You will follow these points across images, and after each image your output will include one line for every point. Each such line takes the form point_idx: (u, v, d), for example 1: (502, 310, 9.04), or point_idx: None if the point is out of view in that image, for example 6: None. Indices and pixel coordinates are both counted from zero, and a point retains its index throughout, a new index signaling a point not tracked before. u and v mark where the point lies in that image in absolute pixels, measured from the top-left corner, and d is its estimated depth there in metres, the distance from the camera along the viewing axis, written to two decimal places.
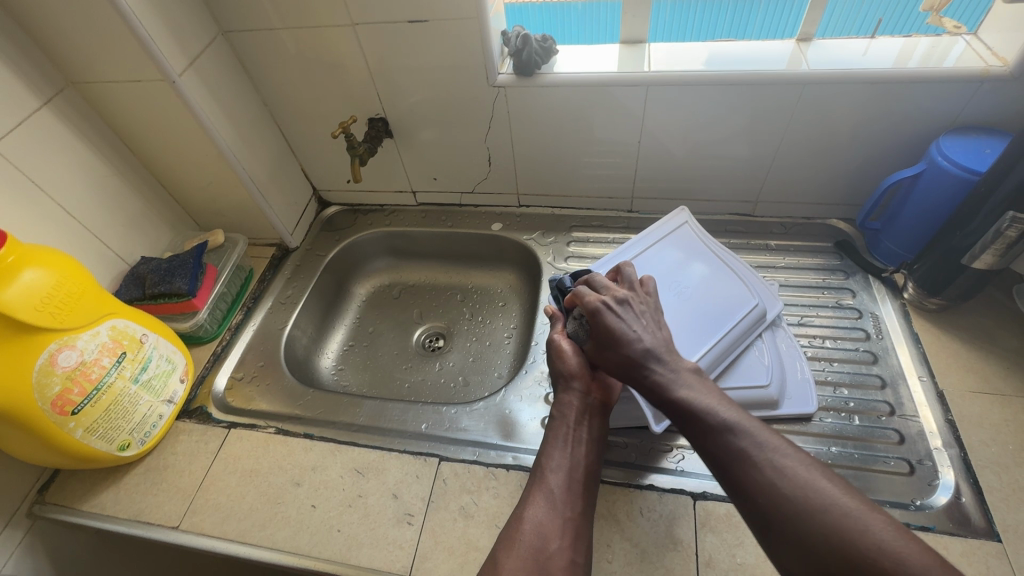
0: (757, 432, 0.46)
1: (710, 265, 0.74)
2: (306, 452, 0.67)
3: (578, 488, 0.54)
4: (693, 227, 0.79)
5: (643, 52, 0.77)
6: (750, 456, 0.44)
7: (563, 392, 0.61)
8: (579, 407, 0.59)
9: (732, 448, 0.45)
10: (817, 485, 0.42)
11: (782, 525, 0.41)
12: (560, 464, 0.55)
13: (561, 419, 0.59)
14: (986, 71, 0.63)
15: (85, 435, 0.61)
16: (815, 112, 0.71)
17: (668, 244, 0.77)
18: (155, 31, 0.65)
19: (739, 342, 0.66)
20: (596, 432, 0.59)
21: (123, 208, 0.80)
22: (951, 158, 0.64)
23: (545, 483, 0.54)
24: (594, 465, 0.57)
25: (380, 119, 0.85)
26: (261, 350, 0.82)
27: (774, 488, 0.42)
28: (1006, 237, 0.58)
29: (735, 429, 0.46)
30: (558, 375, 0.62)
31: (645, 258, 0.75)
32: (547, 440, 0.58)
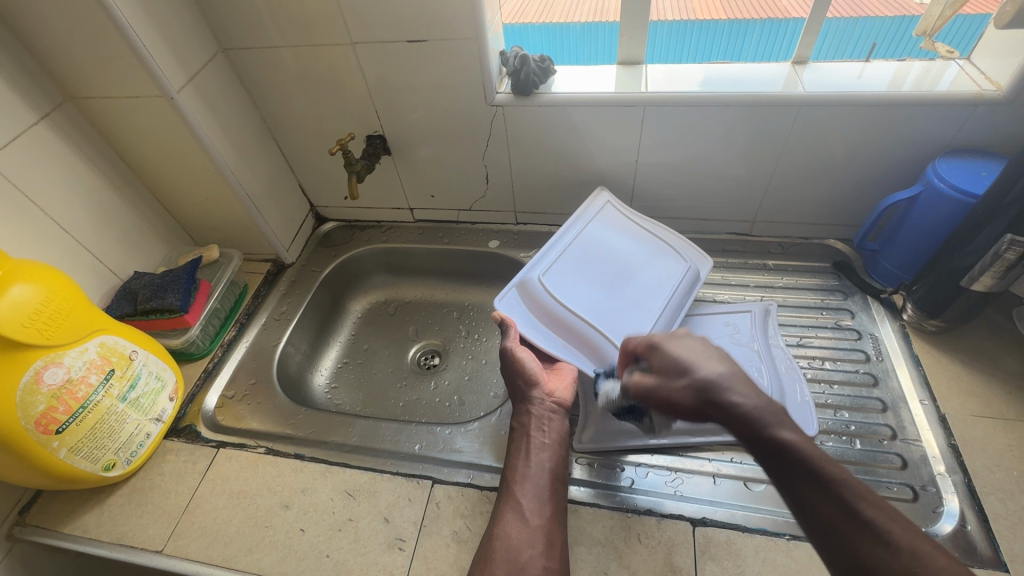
0: (872, 497, 0.38)
1: (642, 241, 0.77)
2: (297, 473, 0.66)
3: (544, 492, 0.56)
4: (616, 205, 0.81)
5: (640, 73, 0.77)
6: (872, 530, 0.37)
7: (522, 404, 0.65)
8: (538, 414, 0.63)
9: (855, 516, 0.38)
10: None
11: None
12: (524, 474, 0.58)
13: (522, 430, 0.62)
14: (980, 95, 0.63)
15: (69, 455, 0.59)
16: (812, 133, 0.72)
17: (600, 225, 0.78)
18: (154, 49, 0.65)
19: (684, 303, 0.71)
20: (557, 433, 0.62)
21: (118, 223, 0.79)
22: (948, 180, 0.64)
23: (513, 494, 0.56)
24: (557, 469, 0.59)
25: (378, 136, 0.86)
26: (254, 367, 0.80)
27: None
28: (1005, 259, 0.58)
29: (857, 495, 0.38)
30: (518, 385, 0.66)
31: (581, 240, 0.76)
32: (511, 454, 0.61)
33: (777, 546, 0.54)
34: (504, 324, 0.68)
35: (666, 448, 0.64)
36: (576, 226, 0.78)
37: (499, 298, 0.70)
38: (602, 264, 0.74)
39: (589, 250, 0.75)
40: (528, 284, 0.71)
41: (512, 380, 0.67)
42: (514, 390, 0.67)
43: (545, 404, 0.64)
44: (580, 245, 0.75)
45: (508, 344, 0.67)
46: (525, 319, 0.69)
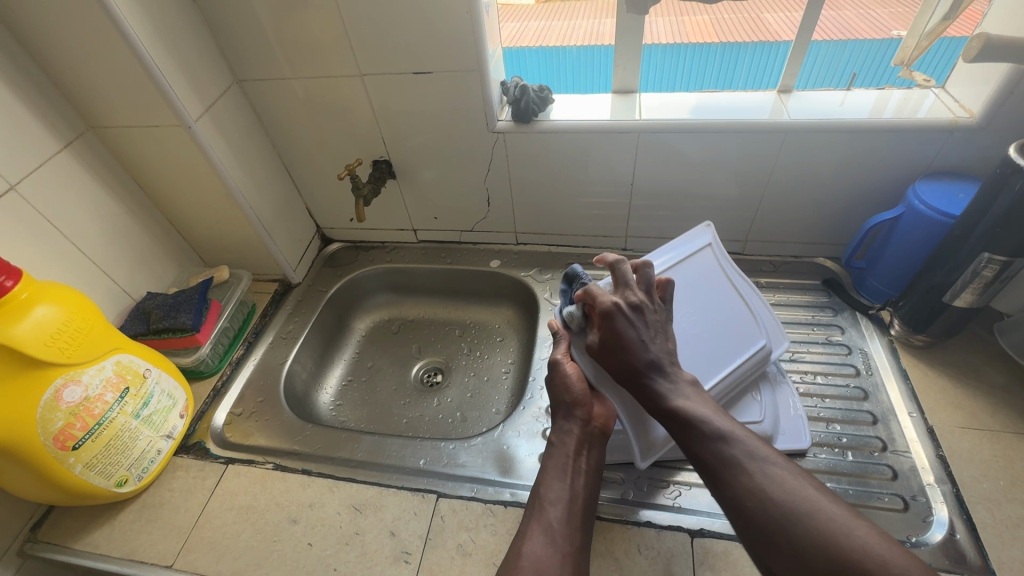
0: (744, 438, 0.50)
1: (726, 294, 0.71)
2: (304, 488, 0.67)
3: (575, 518, 0.55)
4: (715, 249, 0.75)
5: (634, 101, 0.82)
6: (737, 461, 0.48)
7: (565, 421, 0.62)
8: (581, 437, 0.61)
9: (722, 455, 0.49)
10: (805, 494, 0.45)
11: (771, 525, 0.44)
12: (558, 496, 0.57)
13: (561, 448, 0.61)
14: (955, 122, 0.67)
15: (84, 471, 0.61)
16: (797, 157, 0.75)
17: (688, 270, 0.73)
18: (174, 81, 0.69)
19: (746, 376, 0.66)
20: (595, 461, 0.60)
21: (132, 245, 0.82)
22: (927, 202, 0.67)
23: (545, 514, 0.55)
24: (591, 497, 0.58)
25: (384, 161, 0.89)
26: (261, 385, 0.82)
27: (764, 493, 0.45)
28: (983, 277, 0.61)
29: (727, 439, 0.50)
30: (561, 401, 0.64)
31: (663, 279, 0.72)
32: (545, 472, 0.60)
33: None
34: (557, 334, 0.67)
35: (664, 460, 0.66)
36: (660, 260, 0.74)
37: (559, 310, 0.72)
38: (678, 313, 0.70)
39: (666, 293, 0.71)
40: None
41: (557, 394, 0.64)
42: (557, 405, 0.64)
43: (588, 427, 0.61)
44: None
45: (559, 356, 0.65)
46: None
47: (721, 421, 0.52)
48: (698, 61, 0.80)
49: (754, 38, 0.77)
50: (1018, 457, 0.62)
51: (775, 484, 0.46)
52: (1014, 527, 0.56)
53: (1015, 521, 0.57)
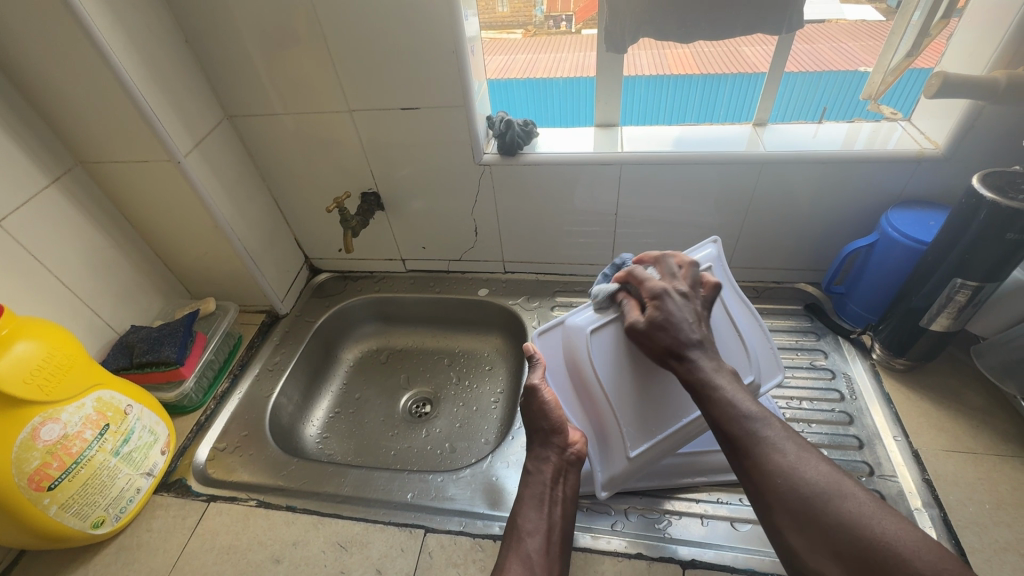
0: (778, 424, 0.47)
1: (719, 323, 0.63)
2: (288, 526, 0.66)
3: (554, 550, 0.55)
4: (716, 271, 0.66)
5: (615, 134, 0.85)
6: (766, 440, 0.46)
7: (541, 449, 0.62)
8: (558, 465, 0.61)
9: (755, 434, 0.47)
10: (827, 476, 0.43)
11: (798, 505, 0.42)
12: (536, 526, 0.56)
13: (538, 476, 0.60)
14: (921, 153, 0.70)
15: (58, 512, 0.59)
16: (775, 187, 0.78)
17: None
18: (164, 117, 0.70)
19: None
20: (572, 488, 0.60)
21: (118, 278, 0.82)
22: (899, 229, 0.69)
23: (523, 546, 0.55)
24: (567, 527, 0.58)
25: (372, 193, 0.90)
26: (246, 418, 0.81)
27: (793, 474, 0.43)
28: (956, 301, 0.63)
29: (760, 420, 0.47)
30: (538, 428, 0.63)
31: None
32: (521, 502, 0.59)
33: None
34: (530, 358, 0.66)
35: (654, 489, 0.66)
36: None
37: (541, 334, 0.69)
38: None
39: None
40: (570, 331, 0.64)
41: (534, 418, 0.63)
42: (534, 430, 0.63)
43: (566, 454, 0.61)
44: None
45: (535, 381, 0.64)
46: (554, 365, 0.66)
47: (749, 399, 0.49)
48: (681, 94, 0.81)
49: (732, 71, 0.77)
50: (1002, 479, 0.62)
51: (801, 469, 0.44)
52: (1001, 550, 0.56)
53: (1002, 545, 0.57)
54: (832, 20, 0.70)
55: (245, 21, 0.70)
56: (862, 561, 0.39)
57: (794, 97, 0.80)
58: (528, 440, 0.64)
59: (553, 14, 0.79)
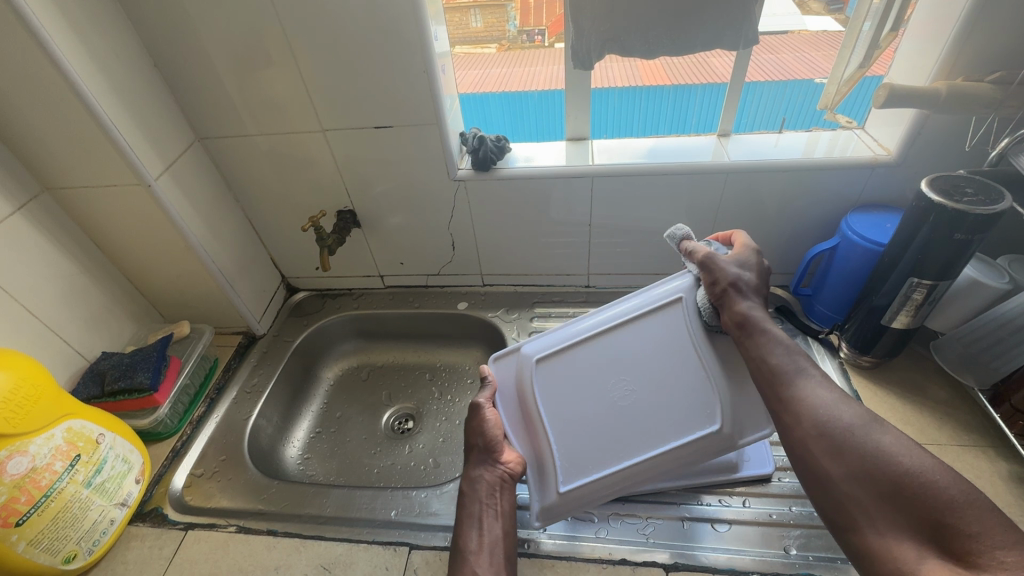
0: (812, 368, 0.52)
1: (676, 363, 0.60)
2: (269, 550, 0.65)
3: (500, 561, 0.55)
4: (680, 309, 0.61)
5: (586, 148, 0.87)
6: (807, 377, 0.51)
7: (475, 468, 0.62)
8: (492, 480, 0.61)
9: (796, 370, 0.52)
10: (852, 417, 0.47)
11: (833, 437, 0.46)
12: (479, 543, 0.56)
13: (475, 495, 0.60)
14: (876, 159, 0.74)
15: (28, 548, 0.57)
16: (740, 196, 0.81)
17: (644, 326, 0.61)
18: (132, 141, 0.69)
19: (671, 466, 0.59)
20: (510, 499, 0.61)
21: (88, 305, 0.80)
22: (859, 232, 0.73)
23: (467, 564, 0.54)
24: (510, 538, 0.58)
25: (348, 211, 0.91)
26: (224, 443, 0.80)
27: (831, 409, 0.48)
28: (914, 300, 0.66)
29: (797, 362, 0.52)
30: (470, 450, 0.64)
31: (604, 333, 0.63)
32: (464, 520, 0.60)
33: None
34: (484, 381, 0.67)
35: (635, 495, 0.67)
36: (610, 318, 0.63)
37: (498, 358, 0.68)
38: (612, 383, 0.61)
39: (606, 355, 0.62)
40: (523, 360, 0.65)
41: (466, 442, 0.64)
42: (470, 452, 0.64)
43: (499, 468, 0.62)
44: (600, 347, 0.62)
45: (480, 401, 0.65)
46: (506, 394, 0.66)
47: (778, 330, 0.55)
48: (655, 107, 0.84)
49: (700, 82, 0.80)
50: (965, 468, 0.65)
51: (838, 406, 0.48)
52: None
53: None
54: (794, 32, 0.74)
55: (215, 43, 0.71)
56: (896, 488, 0.42)
57: (761, 105, 0.82)
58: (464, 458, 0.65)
59: (526, 29, 0.79)
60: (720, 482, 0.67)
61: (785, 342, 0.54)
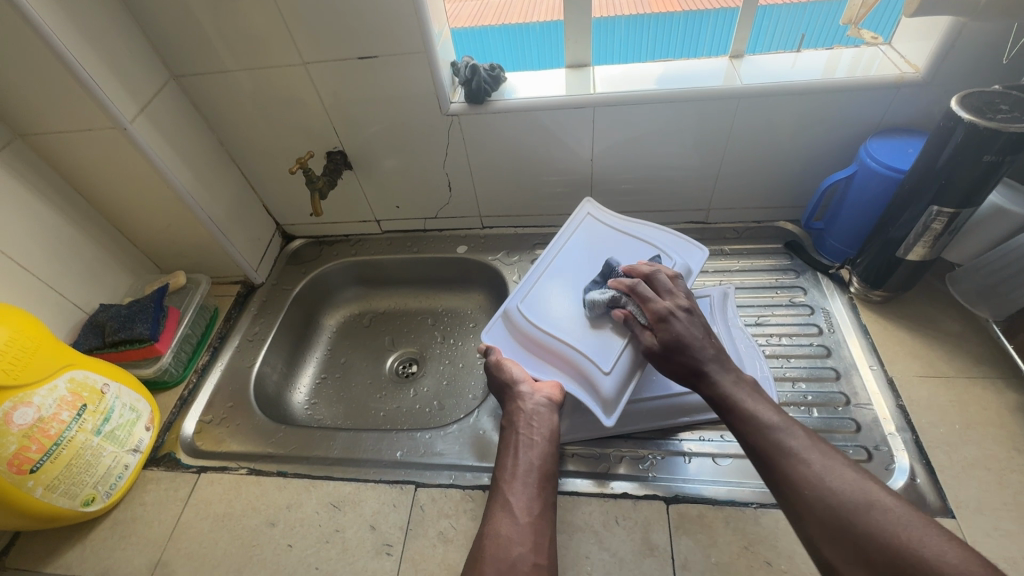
0: (802, 434, 0.49)
1: (628, 244, 0.74)
2: (280, 491, 0.66)
3: (534, 490, 0.56)
4: (596, 217, 0.78)
5: (587, 75, 0.80)
6: (791, 450, 0.48)
7: (511, 401, 0.64)
8: (528, 410, 0.62)
9: (783, 445, 0.48)
10: (849, 480, 0.44)
11: (825, 513, 0.43)
12: (514, 473, 0.57)
13: (510, 427, 0.62)
14: (901, 78, 0.68)
15: (46, 493, 0.58)
16: (753, 123, 0.75)
17: (583, 241, 0.76)
18: (101, 80, 0.65)
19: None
20: (547, 428, 0.61)
21: (79, 257, 0.78)
22: (878, 159, 0.68)
23: (503, 492, 0.56)
24: (547, 464, 0.59)
25: (338, 152, 0.86)
26: (230, 389, 0.81)
27: (822, 485, 0.44)
28: (933, 229, 0.63)
29: (784, 430, 0.49)
30: (504, 387, 0.65)
31: (560, 264, 0.73)
32: (501, 451, 0.61)
33: (745, 515, 0.58)
34: (488, 352, 0.68)
35: (638, 432, 0.67)
36: (555, 252, 0.75)
37: (486, 328, 0.70)
38: (585, 288, 0.70)
39: (569, 273, 0.72)
40: (510, 313, 0.69)
41: (497, 379, 0.66)
42: (502, 393, 0.66)
43: (535, 398, 0.63)
44: (565, 275, 0.72)
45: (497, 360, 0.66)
46: (511, 348, 0.68)
47: (769, 409, 0.52)
48: (664, 28, 0.78)
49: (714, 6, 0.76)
50: (972, 400, 0.64)
51: (831, 473, 0.45)
52: (969, 466, 0.59)
53: (970, 461, 0.59)
54: None
55: None
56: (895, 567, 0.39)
57: (778, 26, 0.77)
58: (499, 399, 0.66)
59: None
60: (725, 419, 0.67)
61: (759, 414, 0.51)
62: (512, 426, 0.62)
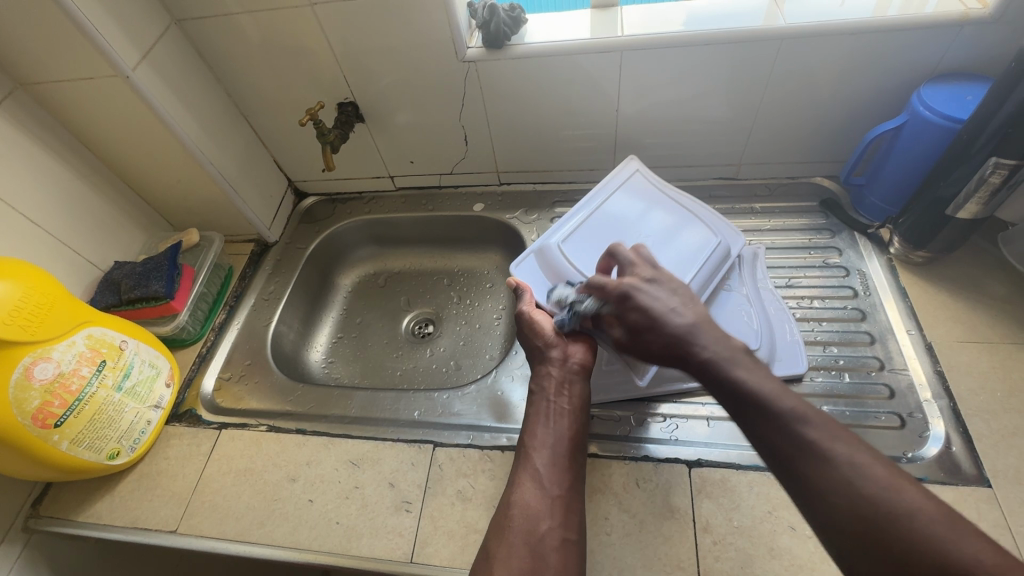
0: (830, 425, 0.41)
1: (669, 208, 0.73)
2: (300, 447, 0.67)
3: (564, 462, 0.55)
4: (641, 175, 0.76)
5: (615, 16, 0.74)
6: (816, 443, 0.40)
7: (541, 365, 0.62)
8: (558, 377, 0.61)
9: (800, 439, 0.40)
10: (886, 483, 0.37)
11: (865, 530, 0.36)
12: (543, 442, 0.56)
13: (540, 393, 0.61)
14: (966, 15, 0.61)
15: (71, 447, 0.60)
16: (794, 67, 0.69)
17: (625, 200, 0.74)
18: (101, 24, 0.62)
19: (713, 280, 0.67)
20: (577, 397, 0.60)
21: (92, 214, 0.77)
22: (932, 107, 0.63)
23: (531, 461, 0.55)
24: (578, 435, 0.57)
25: (350, 104, 0.83)
26: (248, 348, 0.81)
27: (851, 487, 0.37)
28: (989, 184, 0.58)
29: (799, 418, 0.41)
30: (534, 348, 0.64)
31: (602, 220, 0.72)
32: (530, 417, 0.60)
33: (770, 481, 0.56)
34: (518, 290, 0.68)
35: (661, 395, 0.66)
36: (597, 205, 0.74)
37: (519, 262, 0.72)
38: (627, 243, 0.70)
39: (607, 233, 0.71)
40: (547, 250, 0.70)
41: (529, 339, 0.64)
42: (532, 354, 0.64)
43: (564, 366, 0.61)
44: (608, 225, 0.72)
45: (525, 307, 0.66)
46: (541, 286, 0.70)
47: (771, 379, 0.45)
48: None
49: None
50: (1016, 367, 0.61)
51: (870, 468, 0.38)
52: (1009, 435, 0.56)
53: (1010, 430, 0.57)
54: None
55: None
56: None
57: None
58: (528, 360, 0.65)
59: None
60: None
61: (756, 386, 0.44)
62: (542, 392, 0.61)
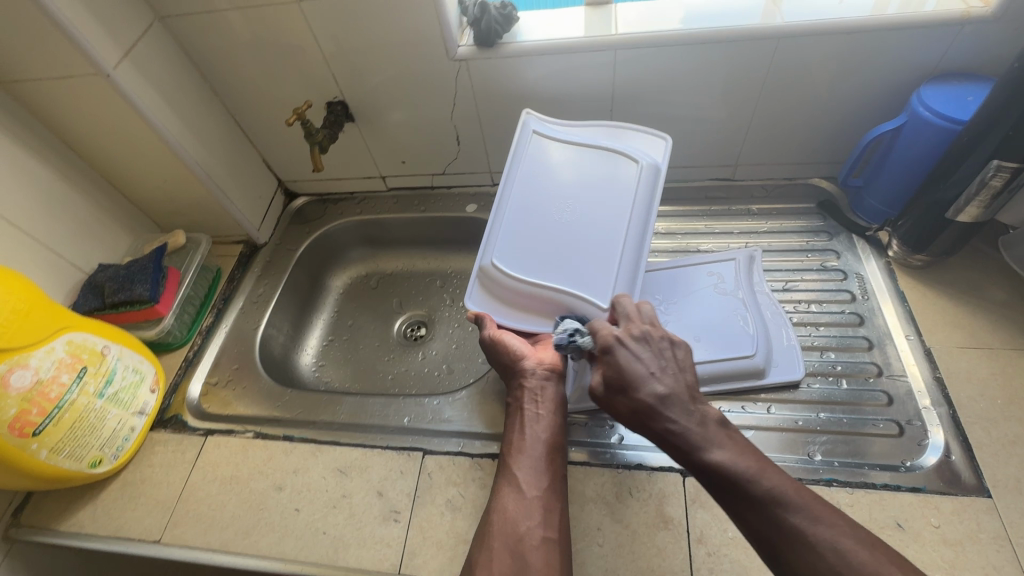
0: (818, 512, 0.42)
1: (584, 153, 0.67)
2: (287, 455, 0.65)
3: (542, 464, 0.54)
4: (543, 126, 0.70)
5: (609, 14, 0.72)
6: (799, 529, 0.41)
7: (514, 378, 0.61)
8: (533, 385, 0.60)
9: (783, 525, 0.41)
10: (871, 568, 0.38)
11: None
12: (520, 448, 0.55)
13: (516, 403, 0.60)
14: (968, 13, 0.60)
15: (51, 455, 0.58)
16: (792, 67, 0.68)
17: (535, 161, 0.67)
18: (80, 22, 0.60)
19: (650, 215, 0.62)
20: (552, 401, 0.59)
21: (74, 215, 0.76)
22: (933, 108, 0.61)
23: (510, 467, 0.54)
24: (555, 437, 0.56)
25: (339, 102, 0.81)
26: (235, 352, 0.79)
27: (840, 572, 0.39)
28: (991, 187, 0.57)
29: (780, 503, 0.42)
30: (505, 362, 0.62)
31: (520, 201, 0.65)
32: (508, 429, 0.59)
33: None
34: (479, 320, 0.63)
35: None
36: (512, 181, 0.66)
37: (468, 294, 0.63)
38: (552, 213, 0.63)
39: (533, 208, 0.64)
40: (487, 270, 0.62)
41: (496, 355, 0.63)
42: (504, 370, 0.63)
43: (537, 373, 0.60)
44: (527, 199, 0.65)
45: (490, 335, 0.63)
46: (502, 311, 0.62)
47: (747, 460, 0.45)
48: None
49: None
50: (1016, 373, 0.60)
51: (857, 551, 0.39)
52: (1010, 444, 0.55)
53: (1010, 439, 0.56)
54: None
55: None
56: None
57: None
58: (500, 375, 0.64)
59: None
60: (747, 389, 0.63)
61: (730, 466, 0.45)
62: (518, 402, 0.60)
